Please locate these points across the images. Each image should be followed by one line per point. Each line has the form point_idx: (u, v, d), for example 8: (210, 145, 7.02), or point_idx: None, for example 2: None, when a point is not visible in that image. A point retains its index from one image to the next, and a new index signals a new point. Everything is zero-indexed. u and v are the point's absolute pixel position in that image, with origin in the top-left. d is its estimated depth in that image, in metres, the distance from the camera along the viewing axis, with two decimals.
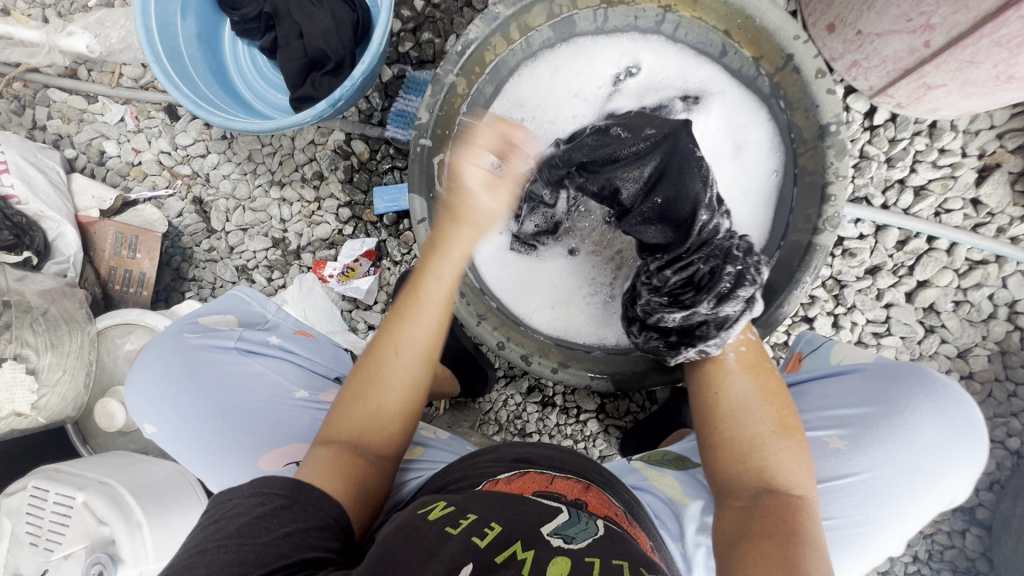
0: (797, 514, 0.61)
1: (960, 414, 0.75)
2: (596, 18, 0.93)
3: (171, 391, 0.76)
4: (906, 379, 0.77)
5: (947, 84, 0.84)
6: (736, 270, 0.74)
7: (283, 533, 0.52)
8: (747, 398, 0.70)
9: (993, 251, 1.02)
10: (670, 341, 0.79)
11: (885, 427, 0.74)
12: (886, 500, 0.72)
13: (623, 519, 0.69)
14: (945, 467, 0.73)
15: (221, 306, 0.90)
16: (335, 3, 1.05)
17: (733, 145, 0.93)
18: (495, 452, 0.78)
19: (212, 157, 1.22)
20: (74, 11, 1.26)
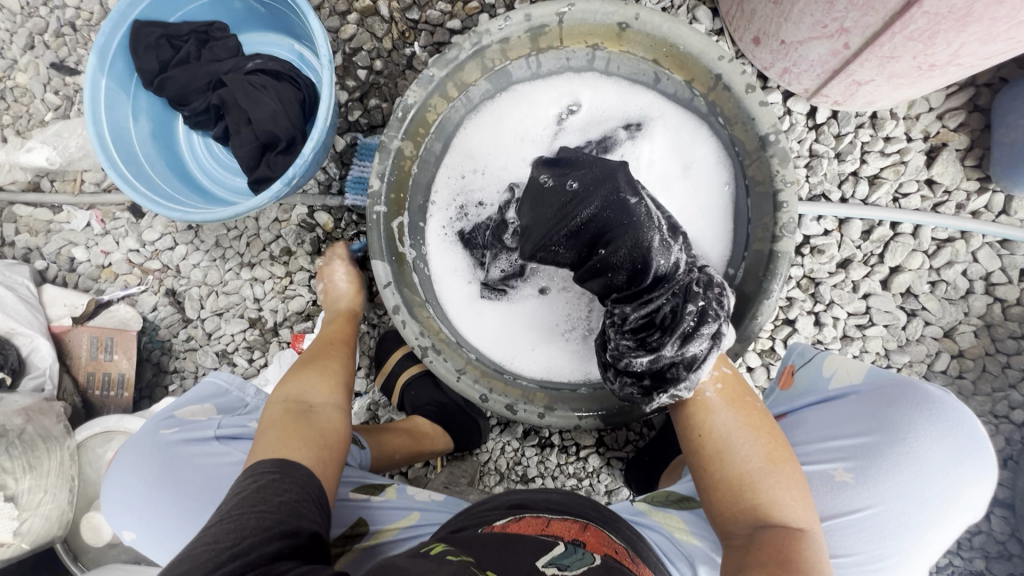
0: (795, 546, 0.63)
1: (965, 433, 0.71)
2: (529, 65, 0.95)
3: (150, 498, 0.72)
4: (904, 402, 0.73)
5: (875, 79, 0.86)
6: (698, 305, 0.74)
7: (279, 502, 0.58)
8: (731, 433, 0.72)
9: (956, 227, 1.02)
10: (644, 386, 0.77)
11: (890, 458, 0.71)
12: (902, 534, 0.69)
13: (624, 556, 0.67)
14: (959, 491, 0.69)
15: (196, 396, 0.85)
16: (280, 87, 1.09)
17: (682, 166, 0.95)
18: (491, 500, 0.77)
19: (180, 248, 1.23)
20: (31, 127, 1.29)
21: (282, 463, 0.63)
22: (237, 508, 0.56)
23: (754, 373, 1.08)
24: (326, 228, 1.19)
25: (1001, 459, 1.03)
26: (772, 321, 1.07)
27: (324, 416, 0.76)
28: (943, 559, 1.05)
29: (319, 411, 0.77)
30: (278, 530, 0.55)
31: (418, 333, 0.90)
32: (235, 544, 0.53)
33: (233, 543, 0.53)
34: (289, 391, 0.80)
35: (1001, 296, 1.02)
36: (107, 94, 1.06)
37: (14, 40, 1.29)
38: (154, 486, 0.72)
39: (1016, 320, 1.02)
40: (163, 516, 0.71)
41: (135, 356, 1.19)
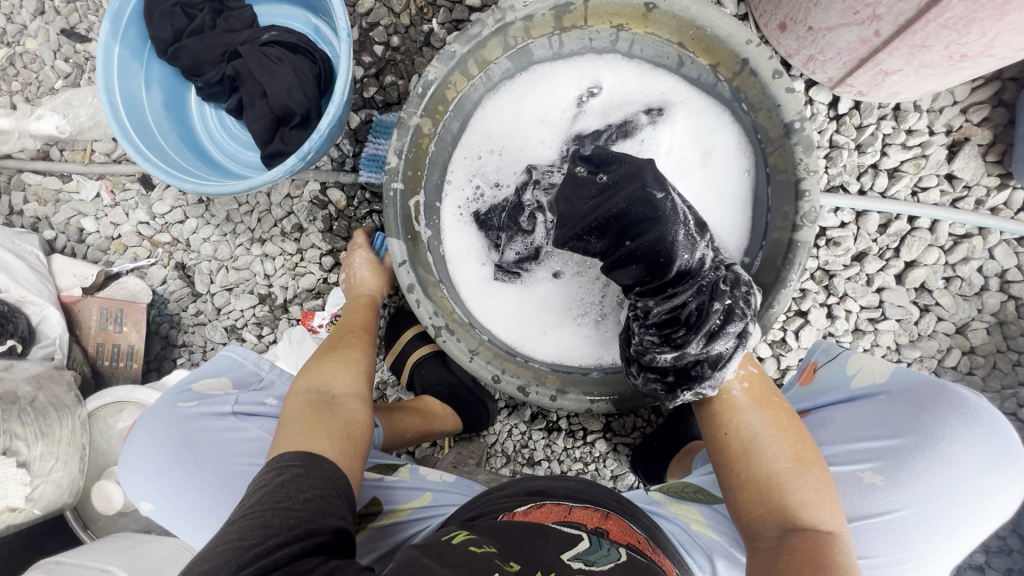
0: (827, 550, 0.62)
1: (1000, 442, 0.71)
2: (552, 45, 0.94)
3: (168, 470, 0.72)
4: (940, 406, 0.73)
5: (904, 69, 0.85)
6: (725, 303, 0.73)
7: (303, 498, 0.58)
8: (758, 434, 0.71)
9: (975, 224, 1.02)
10: (668, 382, 0.77)
11: (923, 462, 0.71)
12: (928, 537, 0.69)
13: (646, 546, 0.67)
14: (988, 496, 0.70)
15: (211, 369, 0.82)
16: (296, 59, 1.07)
17: (702, 152, 0.94)
18: (508, 488, 0.77)
19: (191, 222, 1.22)
20: (41, 94, 1.27)
21: (306, 458, 0.63)
22: (260, 505, 0.56)
23: (764, 363, 1.08)
24: (338, 206, 1.18)
25: None
26: (784, 313, 1.07)
27: (347, 408, 0.75)
28: None
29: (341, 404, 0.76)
30: (301, 528, 0.54)
31: (432, 312, 0.90)
32: (256, 543, 0.52)
33: (255, 541, 0.52)
34: (313, 381, 0.79)
35: (1015, 294, 1.02)
36: (120, 61, 1.05)
37: (24, 5, 1.27)
38: (172, 459, 0.72)
39: None
40: (181, 489, 0.71)
41: (144, 329, 1.19)
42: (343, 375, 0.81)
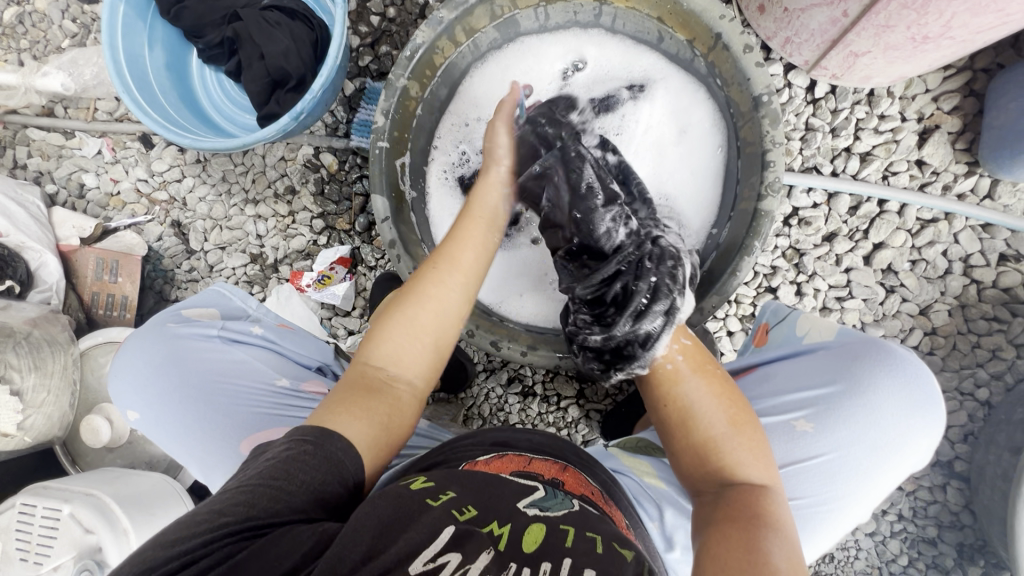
0: (760, 501, 0.65)
1: (920, 388, 0.75)
2: (537, 17, 0.98)
3: (153, 383, 0.76)
4: (869, 358, 0.76)
5: (872, 50, 0.88)
6: (649, 283, 0.79)
7: (302, 481, 0.56)
8: (697, 399, 0.74)
9: (941, 209, 1.05)
10: (604, 361, 0.82)
11: (850, 409, 0.74)
12: (850, 477, 0.74)
13: (600, 497, 0.72)
14: (907, 439, 0.74)
15: (200, 300, 0.88)
16: (293, 25, 1.11)
17: (678, 128, 0.99)
18: (475, 436, 0.80)
19: (188, 180, 1.26)
20: (48, 52, 1.31)
21: (317, 433, 0.60)
22: (256, 480, 0.55)
23: (733, 337, 1.12)
24: (330, 169, 1.22)
25: (963, 435, 1.07)
26: (754, 288, 1.11)
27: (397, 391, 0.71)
28: (898, 525, 1.09)
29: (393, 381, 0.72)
30: (288, 516, 0.54)
31: (411, 268, 0.93)
32: (237, 523, 0.52)
33: (237, 521, 0.52)
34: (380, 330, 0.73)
35: (978, 277, 1.06)
36: (124, 20, 1.08)
37: None
38: (157, 375, 0.77)
39: (990, 302, 1.06)
40: (163, 401, 0.75)
41: (139, 281, 1.22)
42: (416, 334, 0.73)
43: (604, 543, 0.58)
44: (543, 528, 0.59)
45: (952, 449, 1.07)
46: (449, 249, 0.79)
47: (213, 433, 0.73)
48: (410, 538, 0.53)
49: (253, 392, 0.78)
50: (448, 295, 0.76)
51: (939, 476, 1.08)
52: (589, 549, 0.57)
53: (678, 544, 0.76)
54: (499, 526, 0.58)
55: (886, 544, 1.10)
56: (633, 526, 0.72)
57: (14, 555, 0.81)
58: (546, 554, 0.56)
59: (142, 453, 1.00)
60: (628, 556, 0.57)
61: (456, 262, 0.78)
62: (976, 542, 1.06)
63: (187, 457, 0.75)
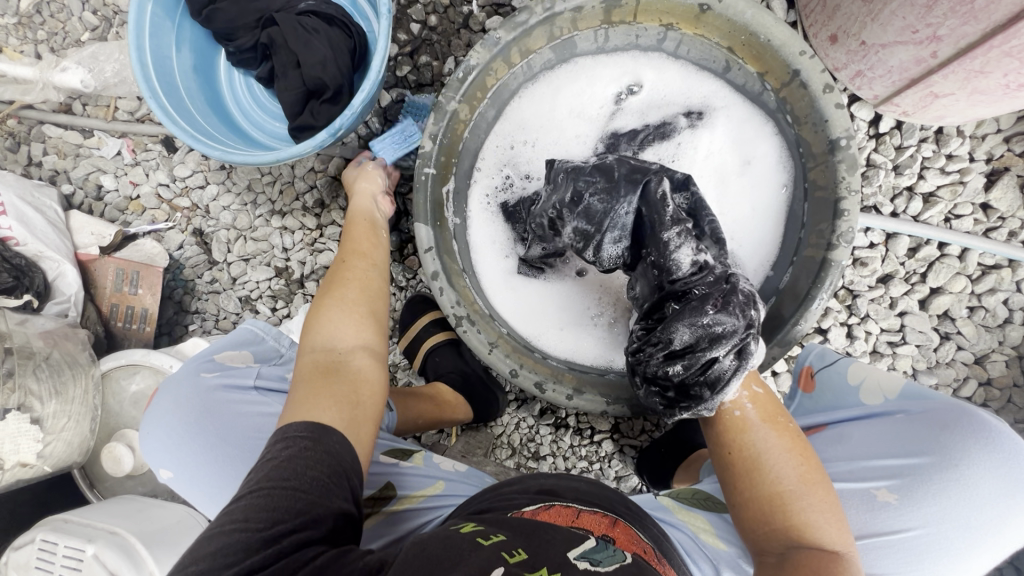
0: (834, 566, 0.61)
1: (1023, 468, 0.66)
2: (596, 38, 0.92)
3: (186, 443, 0.71)
4: (963, 430, 0.69)
5: (955, 93, 0.83)
6: (727, 324, 0.72)
7: (310, 477, 0.56)
8: (766, 451, 0.70)
9: (1005, 255, 1.01)
10: (668, 397, 0.78)
11: (940, 481, 0.67)
12: (944, 557, 0.65)
13: (652, 557, 0.67)
14: (1007, 522, 0.65)
15: (232, 342, 0.83)
16: (332, 32, 1.05)
17: (740, 162, 0.93)
18: (519, 482, 0.76)
19: (212, 188, 1.21)
20: (67, 45, 1.25)
21: (313, 429, 0.60)
22: (270, 483, 0.55)
23: (778, 378, 1.07)
24: None
25: None
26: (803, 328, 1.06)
27: (352, 364, 0.71)
28: None
29: (354, 354, 0.72)
30: (303, 518, 0.54)
31: (454, 301, 0.89)
32: (263, 531, 0.52)
33: (259, 533, 0.52)
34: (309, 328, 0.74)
35: None
36: (152, 20, 1.02)
37: None
38: (190, 433, 0.71)
39: None
40: (199, 463, 0.70)
41: (159, 293, 1.17)
42: (348, 311, 0.76)
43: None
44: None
45: None
46: (357, 246, 0.88)
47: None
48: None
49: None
50: (351, 276, 0.81)
51: None
52: None
53: None
54: (548, 573, 0.53)
55: None
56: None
57: None
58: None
59: (164, 482, 0.96)
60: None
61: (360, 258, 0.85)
62: None
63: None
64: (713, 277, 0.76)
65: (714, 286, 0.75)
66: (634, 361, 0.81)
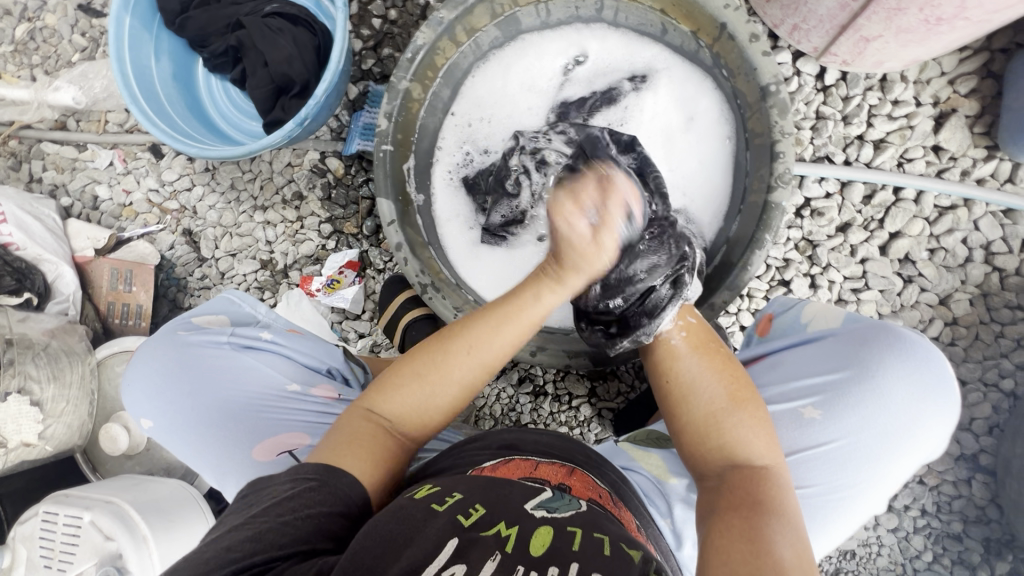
0: (763, 484, 0.63)
1: (930, 370, 0.73)
2: (538, 13, 0.97)
3: (167, 392, 0.78)
4: (877, 343, 0.75)
5: (883, 35, 0.86)
6: (661, 254, 0.79)
7: (306, 515, 0.54)
8: (696, 377, 0.72)
9: (960, 194, 1.02)
10: (611, 332, 0.84)
11: (861, 394, 0.73)
12: (865, 463, 0.72)
13: (608, 501, 0.67)
14: (920, 424, 0.72)
15: (212, 308, 0.88)
16: (296, 31, 1.11)
17: (685, 119, 0.98)
18: (481, 438, 0.75)
19: (198, 189, 1.27)
20: (59, 67, 1.33)
21: (321, 471, 0.58)
22: (261, 512, 0.54)
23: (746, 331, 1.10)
24: (337, 174, 1.23)
25: (988, 427, 1.03)
26: (766, 281, 1.09)
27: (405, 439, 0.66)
28: (922, 521, 1.06)
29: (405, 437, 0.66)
30: (294, 550, 0.52)
31: (419, 271, 0.93)
32: (239, 561, 0.51)
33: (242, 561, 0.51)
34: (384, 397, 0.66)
35: (1000, 265, 1.02)
36: (131, 32, 1.09)
37: None
38: (172, 383, 0.78)
39: (1013, 290, 1.02)
40: (178, 410, 0.77)
41: (152, 289, 1.24)
42: (433, 403, 0.66)
43: (612, 545, 0.56)
44: (552, 529, 0.56)
45: (977, 442, 1.04)
46: (477, 333, 0.66)
47: (230, 443, 0.74)
48: (413, 556, 0.51)
49: (266, 399, 0.78)
50: (461, 367, 0.66)
51: (965, 470, 1.05)
52: (596, 551, 0.55)
53: (689, 540, 0.74)
54: (506, 527, 0.56)
55: (909, 541, 1.07)
56: (644, 527, 0.68)
57: (39, 562, 0.83)
58: (554, 558, 0.53)
59: (159, 460, 1.02)
60: (635, 557, 0.55)
61: (472, 352, 0.66)
62: (1005, 538, 1.03)
63: (201, 464, 0.76)
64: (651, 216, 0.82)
65: (651, 218, 0.83)
66: (577, 303, 0.86)
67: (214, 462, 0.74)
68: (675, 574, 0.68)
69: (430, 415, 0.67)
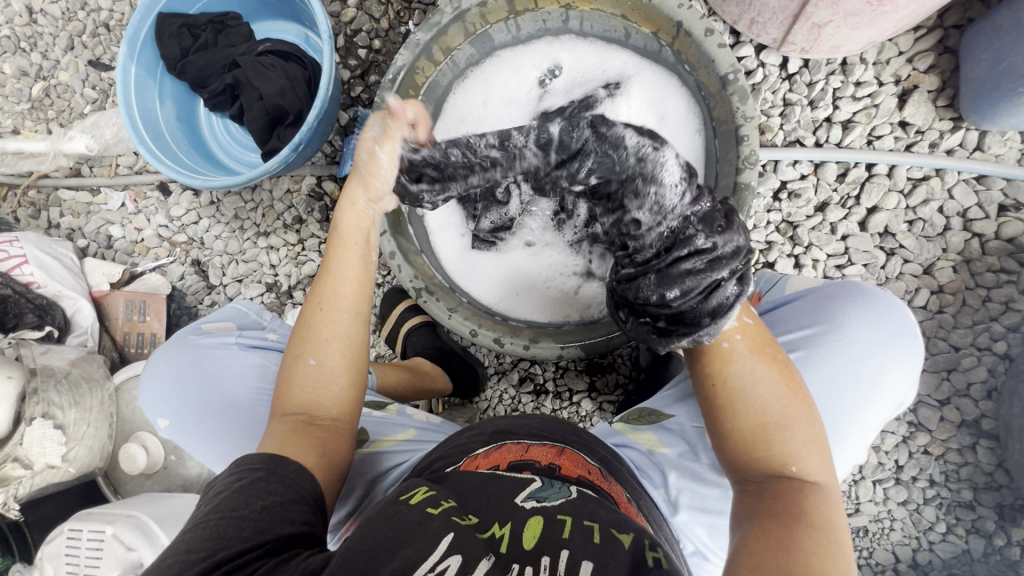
0: (806, 498, 0.63)
1: (892, 319, 0.77)
2: (509, 29, 1.03)
3: (181, 393, 0.82)
4: (842, 297, 0.79)
5: (833, 19, 0.91)
6: (730, 242, 0.69)
7: (260, 506, 0.57)
8: (751, 382, 0.67)
9: (931, 166, 1.05)
10: (660, 326, 0.73)
11: (831, 344, 0.77)
12: (839, 413, 0.75)
13: (598, 476, 0.69)
14: (892, 369, 0.75)
15: (221, 315, 0.93)
16: (287, 66, 1.20)
17: (656, 116, 1.03)
18: (476, 428, 0.78)
19: (204, 221, 1.34)
20: (73, 118, 1.42)
21: (268, 461, 0.62)
22: (217, 511, 0.56)
23: None
24: (333, 196, 1.29)
25: (986, 391, 1.04)
26: (751, 265, 1.12)
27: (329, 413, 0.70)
28: (930, 491, 1.07)
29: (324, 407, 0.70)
30: (261, 540, 0.54)
31: (412, 276, 0.98)
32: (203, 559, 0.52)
33: (205, 558, 0.52)
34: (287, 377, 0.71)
35: (978, 231, 1.05)
36: (137, 79, 1.18)
37: (57, 42, 1.43)
38: (184, 384, 0.82)
39: (995, 254, 1.04)
40: (192, 409, 0.81)
41: (165, 318, 1.30)
42: (326, 374, 0.71)
43: (602, 532, 0.56)
44: (541, 520, 0.56)
45: (977, 408, 1.04)
46: (331, 286, 0.74)
47: (238, 433, 0.79)
48: (407, 556, 0.51)
49: (272, 395, 0.82)
50: (335, 327, 0.72)
51: (968, 436, 1.05)
52: (586, 539, 0.54)
53: (682, 505, 0.77)
54: (500, 528, 0.55)
55: (921, 512, 1.07)
56: (635, 500, 0.70)
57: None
58: (545, 548, 0.53)
59: (177, 477, 1.07)
60: (626, 542, 0.55)
61: (337, 292, 0.74)
62: (1017, 502, 1.02)
63: (215, 460, 0.80)
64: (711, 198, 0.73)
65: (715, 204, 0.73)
66: (619, 291, 0.76)
67: (228, 457, 0.79)
68: (669, 542, 0.69)
69: (331, 401, 0.71)
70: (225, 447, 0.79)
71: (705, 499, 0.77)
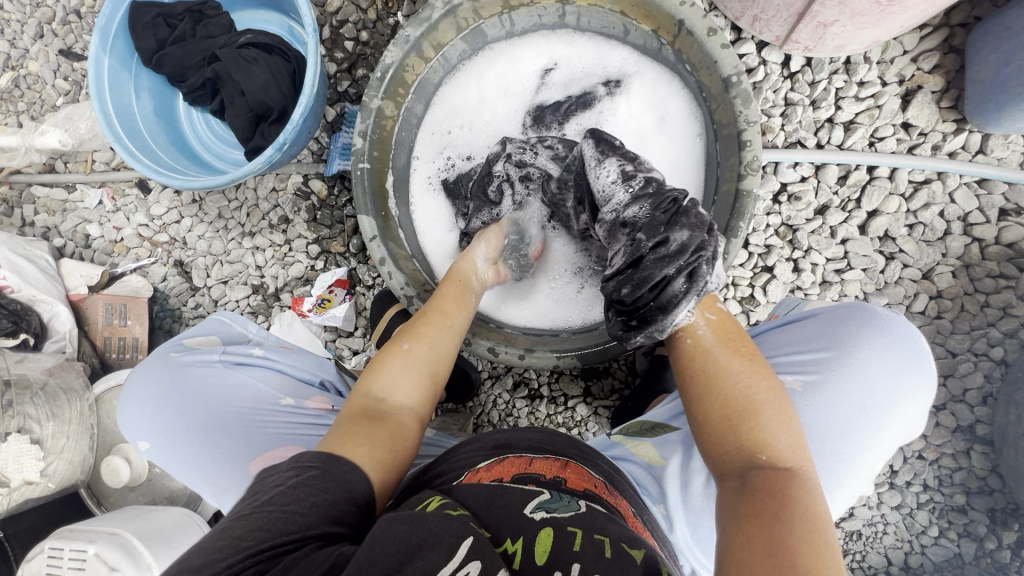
0: (787, 486, 0.58)
1: (906, 347, 0.75)
2: (503, 24, 0.99)
3: (161, 413, 0.79)
4: (855, 320, 0.78)
5: (839, 19, 0.88)
6: (682, 236, 0.71)
7: (310, 503, 0.52)
8: (724, 372, 0.67)
9: (934, 169, 1.03)
10: (629, 325, 0.77)
11: (838, 369, 0.75)
12: (846, 439, 0.75)
13: (604, 490, 0.67)
14: (902, 399, 0.74)
15: (204, 329, 0.93)
16: (270, 59, 1.14)
17: (658, 119, 0.99)
18: (476, 441, 0.75)
19: (186, 221, 1.29)
20: (44, 111, 1.35)
21: (323, 458, 0.57)
22: (268, 502, 0.52)
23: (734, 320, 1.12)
24: (321, 196, 1.25)
25: (982, 397, 1.04)
26: (749, 269, 1.10)
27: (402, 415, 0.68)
28: (924, 496, 1.07)
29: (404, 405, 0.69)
30: (303, 535, 0.50)
31: (404, 283, 0.95)
32: (253, 548, 0.48)
33: (255, 547, 0.48)
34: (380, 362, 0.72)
35: (978, 236, 1.04)
36: (110, 72, 1.12)
37: (25, 29, 1.35)
38: (167, 403, 0.79)
39: (995, 259, 1.03)
40: (169, 430, 0.78)
41: (147, 321, 1.26)
42: (413, 374, 0.71)
43: (613, 546, 0.54)
44: (552, 531, 0.54)
45: (972, 413, 1.04)
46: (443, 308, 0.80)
47: (218, 456, 0.76)
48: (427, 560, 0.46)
49: (258, 413, 0.81)
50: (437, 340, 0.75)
51: (962, 442, 1.05)
52: (598, 552, 0.52)
53: (681, 525, 0.75)
54: (512, 542, 0.53)
55: (914, 517, 1.07)
56: (640, 515, 0.69)
57: None
58: (558, 562, 0.51)
59: (162, 488, 1.04)
60: (637, 557, 0.53)
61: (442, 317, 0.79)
62: (1008, 506, 1.03)
63: (197, 481, 0.77)
64: (655, 199, 0.77)
65: (660, 206, 0.76)
66: (599, 289, 0.80)
67: (212, 480, 0.76)
68: (673, 559, 0.68)
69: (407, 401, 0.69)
70: (205, 469, 0.76)
71: (699, 513, 0.76)
